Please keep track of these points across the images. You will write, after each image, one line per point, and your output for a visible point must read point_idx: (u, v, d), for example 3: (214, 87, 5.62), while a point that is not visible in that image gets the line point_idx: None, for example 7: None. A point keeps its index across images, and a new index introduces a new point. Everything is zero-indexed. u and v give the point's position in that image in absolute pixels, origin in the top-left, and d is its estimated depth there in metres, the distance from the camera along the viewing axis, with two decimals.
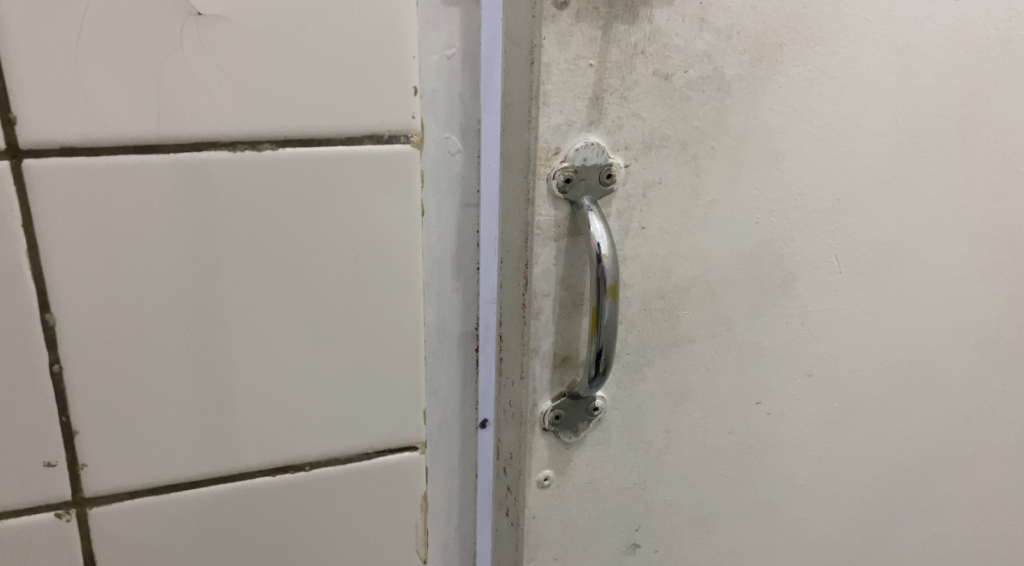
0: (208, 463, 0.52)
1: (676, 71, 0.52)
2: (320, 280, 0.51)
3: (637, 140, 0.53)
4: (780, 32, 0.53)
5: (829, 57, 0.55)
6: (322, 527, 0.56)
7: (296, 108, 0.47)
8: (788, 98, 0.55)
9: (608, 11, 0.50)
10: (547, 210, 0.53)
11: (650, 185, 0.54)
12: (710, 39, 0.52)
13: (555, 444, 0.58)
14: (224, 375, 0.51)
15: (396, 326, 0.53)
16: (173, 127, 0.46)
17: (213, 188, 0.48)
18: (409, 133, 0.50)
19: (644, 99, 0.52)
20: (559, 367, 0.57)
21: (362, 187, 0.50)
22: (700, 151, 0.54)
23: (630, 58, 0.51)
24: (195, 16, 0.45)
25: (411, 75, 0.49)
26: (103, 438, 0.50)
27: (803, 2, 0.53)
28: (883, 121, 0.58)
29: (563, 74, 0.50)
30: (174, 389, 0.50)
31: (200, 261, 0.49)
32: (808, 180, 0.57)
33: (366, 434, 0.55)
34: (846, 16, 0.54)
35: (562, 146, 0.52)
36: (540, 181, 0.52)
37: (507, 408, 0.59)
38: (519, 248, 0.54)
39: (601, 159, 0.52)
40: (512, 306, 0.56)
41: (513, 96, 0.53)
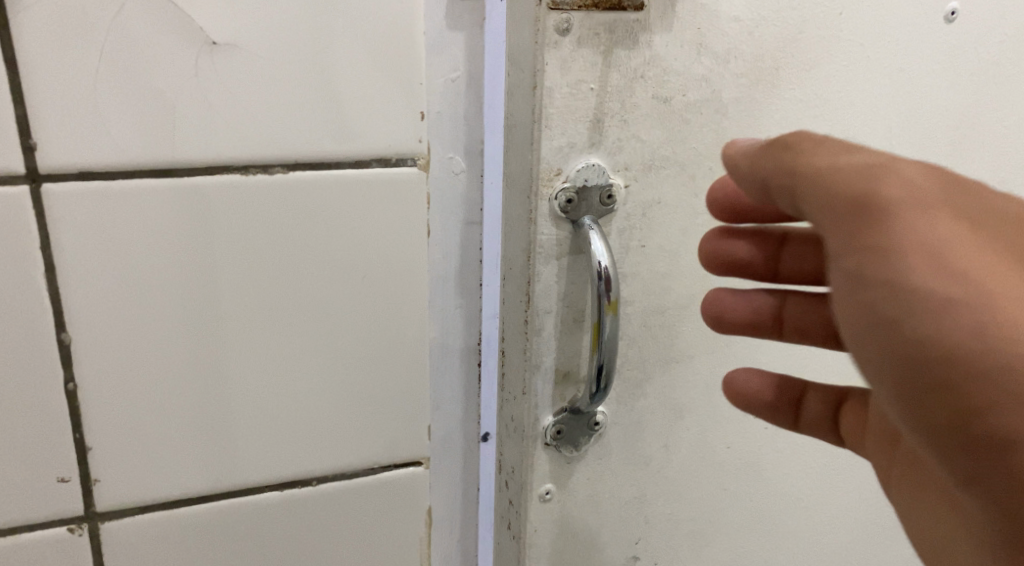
0: (218, 478, 0.53)
1: (675, 95, 0.53)
2: (329, 299, 0.52)
3: (637, 161, 0.54)
4: (776, 56, 0.54)
5: (824, 80, 0.56)
6: (329, 541, 0.57)
7: (306, 132, 0.49)
8: (783, 119, 0.56)
9: (609, 38, 0.51)
10: (550, 230, 0.54)
11: (650, 205, 0.55)
12: (708, 64, 0.53)
13: (557, 458, 0.59)
14: (235, 392, 0.52)
15: (402, 344, 0.54)
16: (188, 151, 0.47)
17: (226, 209, 0.49)
18: (416, 157, 0.51)
19: (644, 121, 0.53)
20: (561, 382, 0.58)
21: (370, 209, 0.51)
22: (699, 172, 0.56)
23: (630, 83, 0.52)
24: (210, 45, 0.46)
25: (418, 100, 0.50)
26: (116, 455, 0.51)
27: (798, 28, 0.54)
28: (875, 142, 0.59)
29: (564, 97, 0.52)
30: (187, 406, 0.52)
31: (212, 282, 0.50)
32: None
33: (372, 450, 0.56)
34: (839, 41, 0.55)
35: (564, 167, 0.53)
36: (542, 201, 0.54)
37: (509, 423, 0.60)
38: (521, 266, 0.56)
39: (602, 180, 0.54)
40: (515, 322, 0.58)
41: (516, 119, 0.54)
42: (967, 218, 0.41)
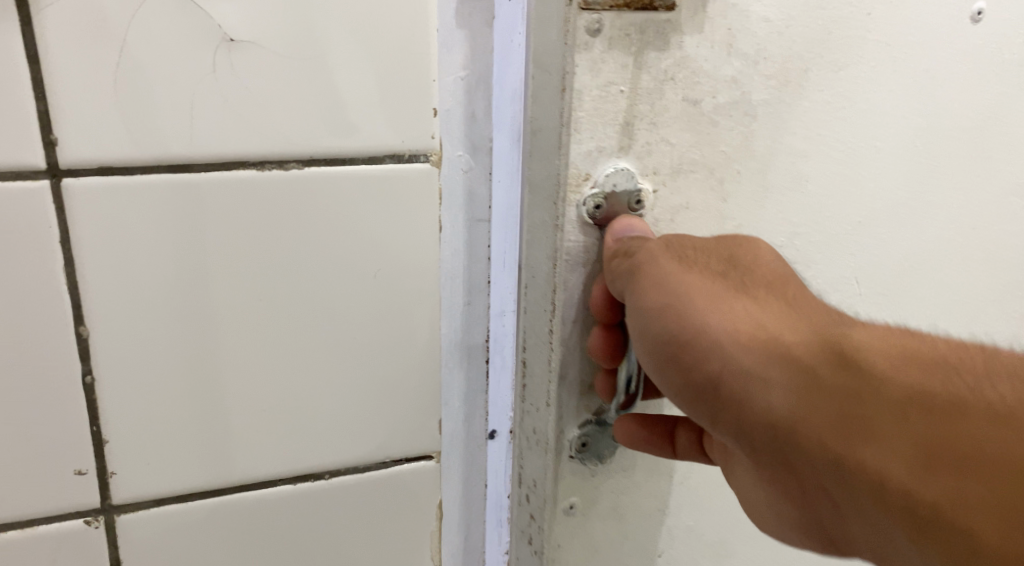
0: (232, 472, 0.54)
1: (704, 97, 0.53)
2: (342, 294, 0.53)
3: (665, 165, 0.54)
4: (803, 57, 0.54)
5: (851, 82, 0.56)
6: (342, 535, 0.57)
7: (319, 130, 0.49)
8: (810, 122, 0.56)
9: (639, 38, 0.51)
10: (578, 239, 0.55)
11: (675, 208, 0.55)
12: (738, 65, 0.53)
13: (581, 470, 0.59)
14: (249, 386, 0.53)
15: (414, 339, 0.55)
16: (207, 146, 0.48)
17: (243, 204, 0.50)
18: (429, 152, 0.52)
19: (672, 124, 0.53)
20: (586, 391, 0.58)
21: (383, 205, 0.52)
22: (726, 175, 0.55)
23: (660, 84, 0.52)
24: (228, 42, 0.47)
25: (432, 98, 0.51)
26: (132, 447, 0.52)
27: (827, 29, 0.54)
28: (900, 144, 0.59)
29: (596, 101, 0.51)
30: (201, 399, 0.52)
31: (228, 278, 0.51)
32: (822, 202, 0.59)
33: (383, 444, 0.57)
34: (866, 42, 0.55)
35: (593, 172, 0.53)
36: (569, 207, 0.54)
37: (532, 433, 0.60)
38: (547, 275, 0.56)
39: (631, 185, 0.53)
40: (539, 331, 0.58)
41: (541, 122, 0.54)
42: (709, 268, 0.49)
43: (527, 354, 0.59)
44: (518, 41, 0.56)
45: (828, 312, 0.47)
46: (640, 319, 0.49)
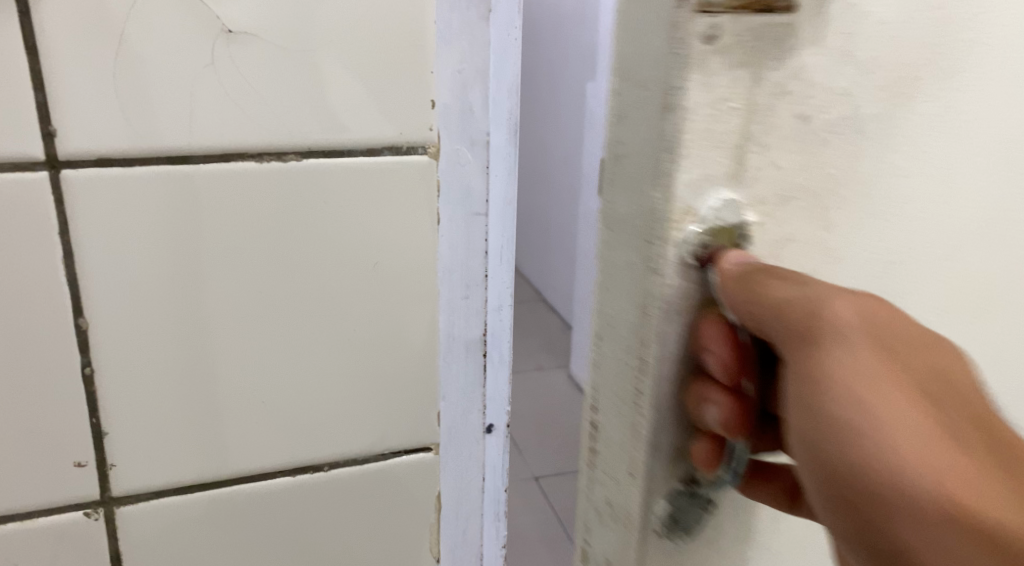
0: (233, 463, 0.54)
1: (816, 113, 0.40)
2: (340, 285, 0.53)
3: (772, 192, 0.41)
4: (916, 61, 0.42)
5: (961, 90, 0.44)
6: (341, 526, 0.58)
7: (318, 122, 0.49)
8: (919, 140, 0.44)
9: (756, 45, 0.38)
10: (679, 285, 0.40)
11: (782, 242, 0.42)
12: (852, 73, 0.40)
13: (668, 550, 0.45)
14: (243, 377, 0.53)
15: (414, 331, 0.55)
16: (206, 138, 0.48)
17: (243, 195, 0.50)
18: (427, 145, 0.52)
19: (783, 143, 0.40)
20: (679, 462, 0.43)
21: (382, 197, 0.52)
22: (831, 202, 0.42)
23: (772, 96, 0.39)
24: (227, 34, 0.47)
25: (429, 89, 0.51)
26: (133, 440, 0.52)
27: (940, 27, 0.42)
28: (1001, 163, 0.48)
29: (708, 120, 0.38)
30: (196, 392, 0.52)
31: (229, 269, 0.51)
32: (928, 228, 0.47)
33: (383, 436, 0.57)
34: (974, 45, 0.44)
35: (694, 202, 0.39)
36: (667, 246, 0.39)
37: (603, 507, 0.46)
38: (632, 325, 0.42)
39: (733, 218, 0.40)
40: (615, 388, 0.43)
41: (628, 140, 0.40)
42: (899, 359, 0.39)
43: (599, 412, 0.45)
44: (516, 35, 0.56)
45: (1008, 438, 0.40)
46: (801, 414, 0.40)
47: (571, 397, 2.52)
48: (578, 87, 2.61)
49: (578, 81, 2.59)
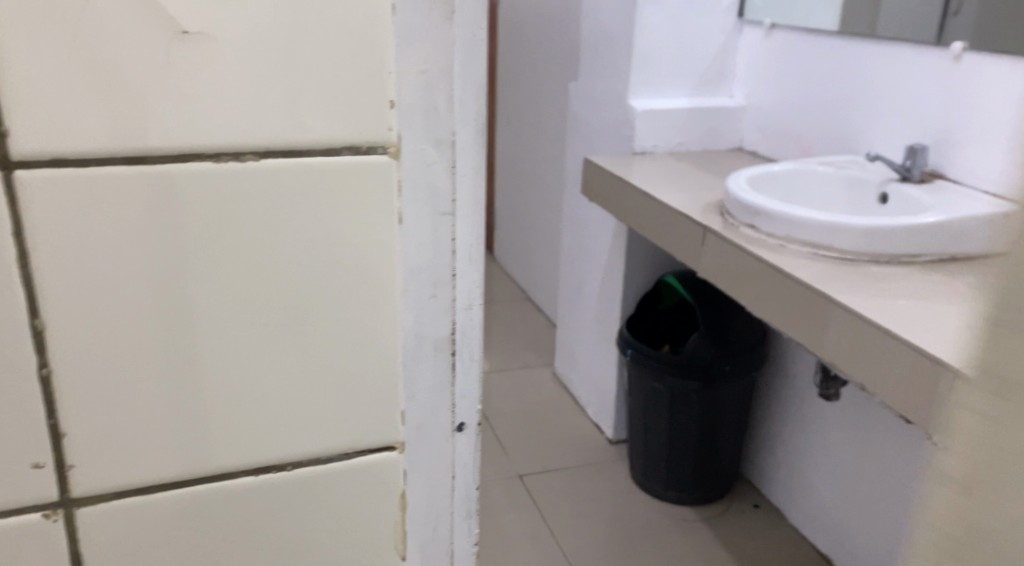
0: (196, 462, 0.55)
1: None
2: (309, 285, 0.54)
3: None
4: None
5: None
6: (304, 525, 0.59)
7: (276, 122, 0.50)
8: None
9: None
10: None
11: None
12: None
13: None
14: (222, 377, 0.54)
15: (375, 329, 0.56)
16: (164, 137, 0.48)
17: (202, 196, 0.50)
18: (387, 144, 0.53)
19: None
20: None
21: (341, 197, 0.53)
22: None
23: None
24: (181, 34, 0.47)
25: (389, 89, 0.52)
26: (103, 439, 0.52)
27: None
28: None
29: None
30: (176, 391, 0.53)
31: (189, 270, 0.51)
32: None
33: (346, 435, 0.58)
34: None
35: None
36: None
37: None
38: None
39: None
40: None
41: None
42: None
43: None
44: (481, 37, 0.55)
45: None
46: None
47: (556, 395, 2.53)
48: (562, 86, 2.62)
49: (563, 79, 2.60)
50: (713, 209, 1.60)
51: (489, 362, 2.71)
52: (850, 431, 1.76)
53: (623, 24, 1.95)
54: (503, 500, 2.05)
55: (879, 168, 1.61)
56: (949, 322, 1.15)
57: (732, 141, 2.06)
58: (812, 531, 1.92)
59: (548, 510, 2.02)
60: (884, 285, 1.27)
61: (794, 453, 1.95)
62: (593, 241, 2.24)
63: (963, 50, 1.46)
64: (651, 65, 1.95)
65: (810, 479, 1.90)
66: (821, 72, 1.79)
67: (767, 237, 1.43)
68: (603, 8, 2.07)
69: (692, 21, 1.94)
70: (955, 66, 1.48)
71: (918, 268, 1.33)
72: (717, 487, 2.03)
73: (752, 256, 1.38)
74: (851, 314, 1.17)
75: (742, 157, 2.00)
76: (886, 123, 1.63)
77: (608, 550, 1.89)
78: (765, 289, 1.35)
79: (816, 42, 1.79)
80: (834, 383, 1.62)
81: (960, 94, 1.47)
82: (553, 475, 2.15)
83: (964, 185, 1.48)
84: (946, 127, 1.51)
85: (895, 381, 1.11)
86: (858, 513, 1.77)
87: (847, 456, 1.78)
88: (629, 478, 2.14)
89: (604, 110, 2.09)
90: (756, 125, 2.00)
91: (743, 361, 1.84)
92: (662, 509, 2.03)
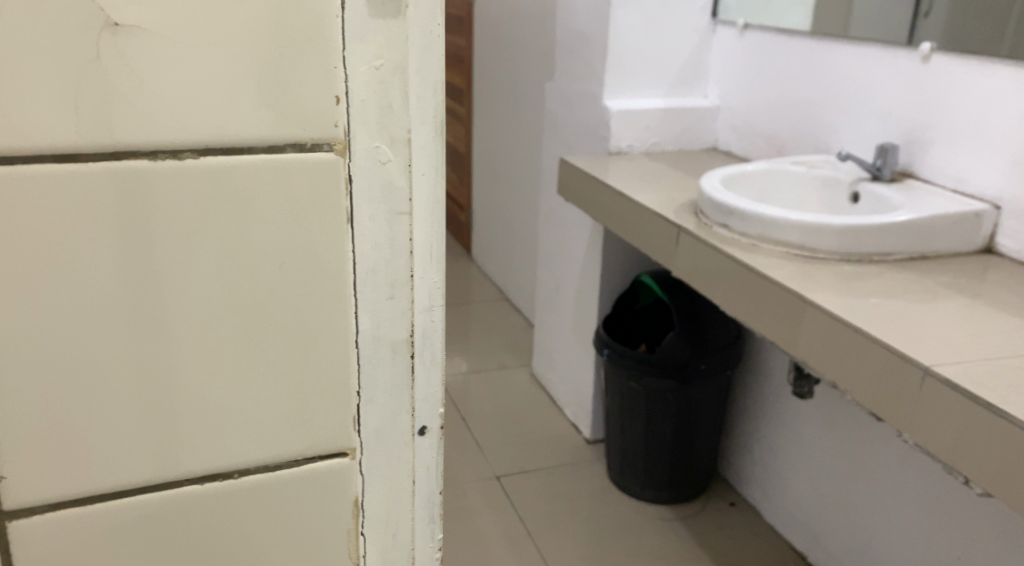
0: (144, 468, 0.56)
1: None
2: (270, 288, 0.54)
3: None
4: None
5: None
6: (251, 532, 0.59)
7: (220, 121, 0.50)
8: None
9: None
10: None
11: None
12: None
13: None
14: (190, 380, 0.55)
15: (326, 331, 0.57)
16: (97, 135, 0.48)
17: (147, 199, 0.50)
18: (333, 141, 0.53)
19: None
20: None
21: (285, 195, 0.53)
22: None
23: None
24: (113, 26, 0.47)
25: (335, 85, 0.52)
26: (61, 443, 0.53)
27: None
28: None
29: None
30: (149, 393, 0.54)
31: (135, 273, 0.51)
32: None
33: (297, 438, 0.59)
34: None
35: None
36: None
37: None
38: None
39: None
40: None
41: None
42: None
43: None
44: (438, 32, 0.55)
45: None
46: None
47: (534, 395, 2.51)
48: (539, 86, 2.61)
49: (539, 79, 2.59)
50: (687, 208, 1.60)
51: (467, 363, 2.69)
52: (824, 430, 1.76)
53: (598, 24, 1.95)
54: (480, 501, 2.03)
55: (851, 168, 1.61)
56: (919, 321, 1.15)
57: (707, 141, 2.05)
58: (788, 530, 1.92)
59: (524, 511, 2.01)
60: (855, 283, 1.27)
61: (771, 452, 1.95)
62: (569, 241, 2.23)
63: (931, 51, 1.47)
64: (625, 65, 1.94)
65: (786, 478, 1.90)
66: (794, 71, 1.78)
67: (740, 237, 1.43)
68: (578, 8, 2.06)
69: (665, 22, 1.94)
70: (923, 67, 1.48)
71: (888, 267, 1.33)
72: (693, 486, 2.02)
73: (725, 255, 1.37)
74: (821, 312, 1.17)
75: (718, 157, 2.00)
76: (858, 123, 1.63)
77: (584, 551, 1.88)
78: (735, 288, 1.35)
79: (789, 42, 1.79)
80: (808, 381, 1.62)
81: (929, 94, 1.48)
82: (530, 476, 2.14)
83: (934, 184, 1.48)
84: (917, 126, 1.51)
85: (864, 378, 1.11)
86: (833, 511, 1.76)
87: (822, 454, 1.78)
88: (606, 478, 2.13)
89: (579, 110, 2.08)
90: (730, 126, 2.00)
91: (718, 360, 1.83)
92: (638, 508, 2.03)
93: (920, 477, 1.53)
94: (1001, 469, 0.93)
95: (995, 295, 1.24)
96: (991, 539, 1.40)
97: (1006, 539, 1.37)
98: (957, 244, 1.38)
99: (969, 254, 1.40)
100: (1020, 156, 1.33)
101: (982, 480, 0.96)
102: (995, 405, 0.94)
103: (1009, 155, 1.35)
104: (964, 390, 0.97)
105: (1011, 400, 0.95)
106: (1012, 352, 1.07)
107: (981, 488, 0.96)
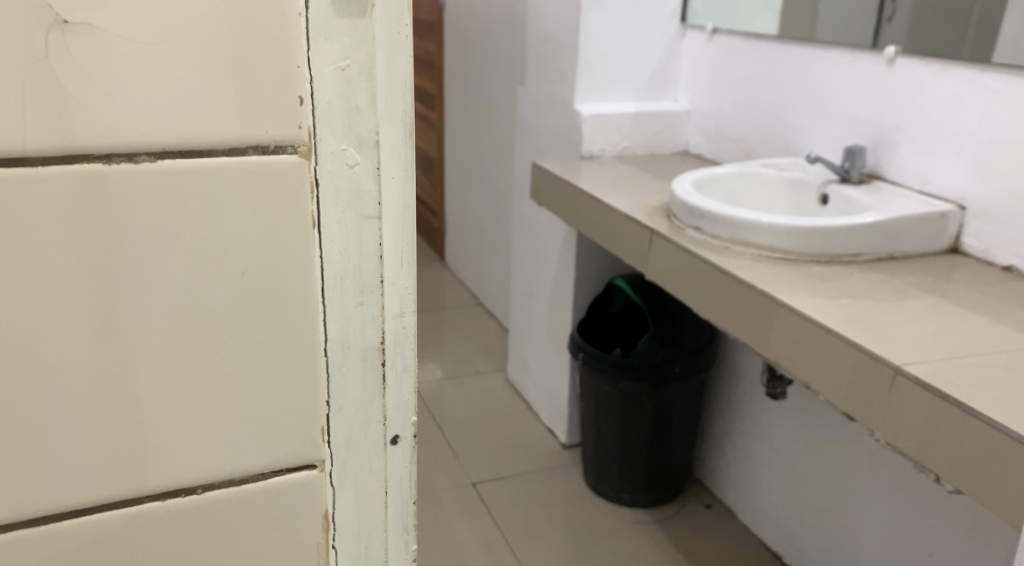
0: (111, 490, 0.54)
1: None
2: (236, 298, 0.53)
3: None
4: None
5: None
6: (217, 547, 0.57)
7: (180, 125, 0.49)
8: None
9: None
10: None
11: None
12: None
13: None
14: (157, 397, 0.53)
15: (293, 341, 0.55)
16: (45, 136, 0.47)
17: (106, 206, 0.49)
18: (296, 143, 0.51)
19: None
20: None
21: (246, 199, 0.51)
22: None
23: None
24: (62, 24, 0.46)
25: (298, 86, 0.50)
26: (22, 459, 0.51)
27: None
28: None
29: None
30: (113, 413, 0.53)
31: (100, 284, 0.50)
32: None
33: (267, 452, 0.57)
34: None
35: None
36: None
37: None
38: None
39: None
40: None
41: None
42: None
43: None
44: (406, 32, 0.54)
45: None
46: None
47: (510, 401, 2.50)
48: (511, 91, 2.60)
49: (511, 84, 2.58)
50: (659, 211, 1.59)
51: (442, 370, 2.67)
52: (797, 431, 1.76)
53: (568, 27, 1.94)
54: (456, 509, 2.01)
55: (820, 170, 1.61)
56: (891, 321, 1.14)
57: (677, 144, 2.05)
58: (763, 531, 1.92)
59: (500, 517, 1.99)
60: (827, 284, 1.26)
61: (745, 454, 1.95)
62: (542, 246, 2.22)
63: (896, 54, 1.47)
64: (594, 69, 1.93)
65: (760, 479, 1.90)
66: (763, 77, 1.79)
67: (712, 239, 1.42)
68: (549, 12, 2.05)
69: (634, 25, 1.93)
70: (889, 69, 1.49)
71: (859, 267, 1.33)
72: (669, 489, 2.01)
73: (696, 257, 1.37)
74: (793, 313, 1.17)
75: (687, 160, 2.00)
76: (826, 125, 1.64)
77: (560, 556, 1.86)
78: (709, 291, 1.35)
79: (757, 47, 1.79)
80: (782, 382, 1.61)
81: (895, 96, 1.48)
82: (506, 482, 2.12)
83: (902, 184, 1.49)
84: (884, 128, 1.51)
85: (834, 379, 1.11)
86: (808, 511, 1.76)
87: (795, 455, 1.78)
88: (582, 483, 2.12)
89: (550, 114, 2.08)
90: (701, 129, 2.00)
91: (693, 362, 1.83)
92: (614, 511, 2.02)
93: (893, 476, 1.54)
94: (971, 465, 0.93)
95: (963, 294, 1.24)
96: (962, 536, 1.41)
97: (978, 535, 1.38)
98: (926, 244, 1.39)
99: (938, 254, 1.40)
100: (985, 158, 1.34)
101: (952, 477, 0.95)
102: (965, 403, 0.94)
103: (974, 157, 1.36)
104: (934, 388, 0.97)
105: (979, 397, 0.95)
106: (983, 351, 1.07)
107: (950, 484, 0.96)
